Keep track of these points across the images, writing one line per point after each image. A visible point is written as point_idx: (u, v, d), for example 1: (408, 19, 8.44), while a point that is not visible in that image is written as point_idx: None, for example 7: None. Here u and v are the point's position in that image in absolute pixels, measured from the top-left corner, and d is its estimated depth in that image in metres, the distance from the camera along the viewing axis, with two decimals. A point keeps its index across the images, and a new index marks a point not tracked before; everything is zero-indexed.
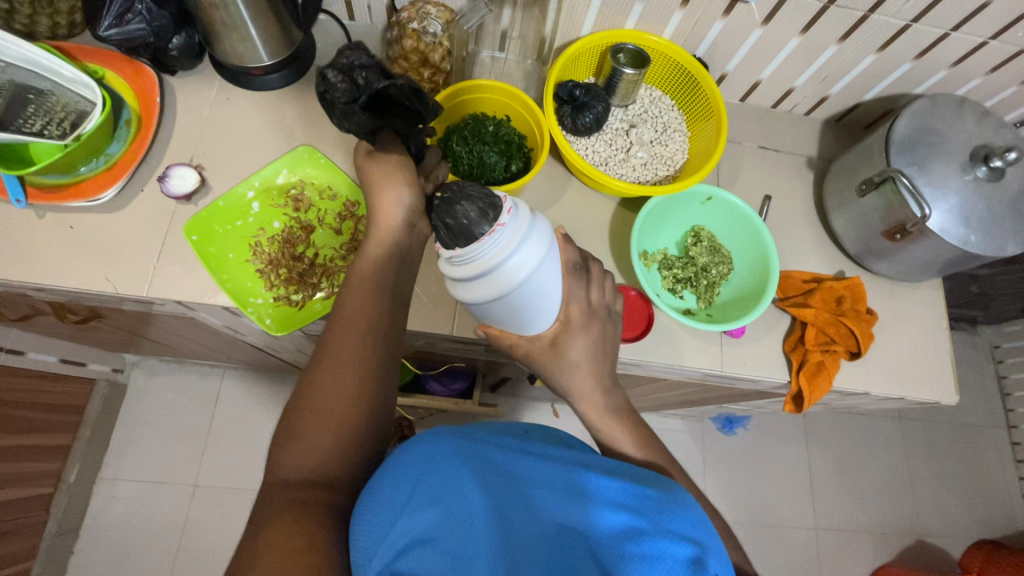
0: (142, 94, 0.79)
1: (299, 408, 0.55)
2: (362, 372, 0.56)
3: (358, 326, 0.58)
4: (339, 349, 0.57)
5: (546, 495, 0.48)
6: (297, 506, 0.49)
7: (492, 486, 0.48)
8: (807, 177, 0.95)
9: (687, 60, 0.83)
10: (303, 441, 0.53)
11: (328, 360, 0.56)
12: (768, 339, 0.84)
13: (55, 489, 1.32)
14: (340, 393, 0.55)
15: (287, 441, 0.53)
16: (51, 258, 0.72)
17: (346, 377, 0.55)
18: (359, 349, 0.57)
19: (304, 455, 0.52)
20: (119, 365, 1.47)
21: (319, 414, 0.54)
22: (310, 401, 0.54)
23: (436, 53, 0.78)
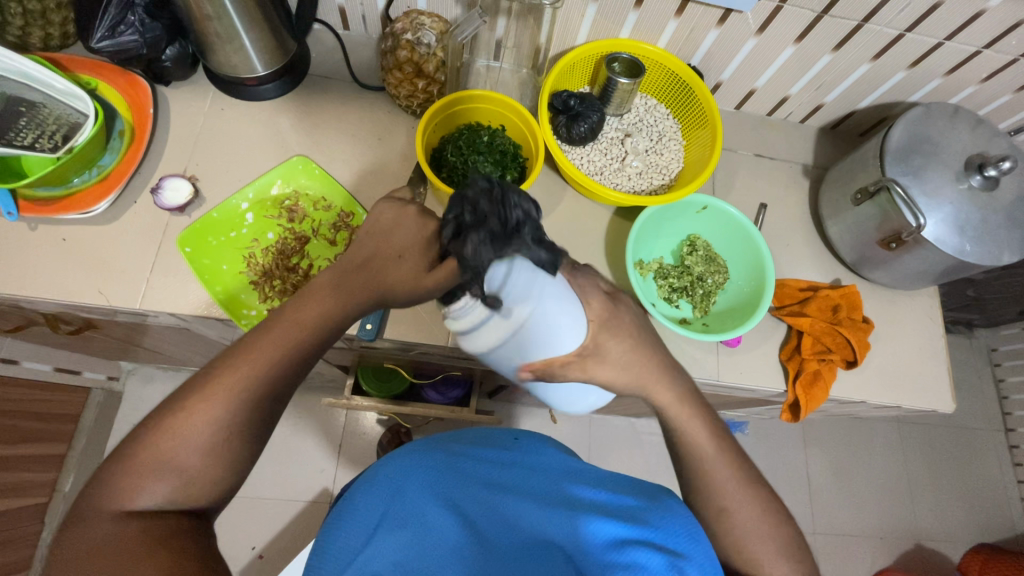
0: (135, 104, 0.78)
1: (176, 414, 0.48)
2: (244, 415, 0.50)
3: (263, 360, 0.52)
4: (236, 371, 0.51)
5: (527, 506, 0.51)
6: (145, 551, 0.43)
7: (473, 498, 0.51)
8: (803, 185, 0.96)
9: (682, 69, 0.83)
10: (175, 461, 0.48)
11: (235, 375, 0.50)
12: (766, 347, 0.84)
13: (50, 498, 1.32)
14: (209, 426, 0.49)
15: (149, 461, 0.47)
16: (43, 271, 0.71)
17: (223, 412, 0.49)
18: (272, 381, 0.52)
19: (158, 480, 0.47)
20: (114, 373, 1.46)
21: (182, 443, 0.48)
22: (182, 424, 0.48)
23: (430, 63, 0.77)
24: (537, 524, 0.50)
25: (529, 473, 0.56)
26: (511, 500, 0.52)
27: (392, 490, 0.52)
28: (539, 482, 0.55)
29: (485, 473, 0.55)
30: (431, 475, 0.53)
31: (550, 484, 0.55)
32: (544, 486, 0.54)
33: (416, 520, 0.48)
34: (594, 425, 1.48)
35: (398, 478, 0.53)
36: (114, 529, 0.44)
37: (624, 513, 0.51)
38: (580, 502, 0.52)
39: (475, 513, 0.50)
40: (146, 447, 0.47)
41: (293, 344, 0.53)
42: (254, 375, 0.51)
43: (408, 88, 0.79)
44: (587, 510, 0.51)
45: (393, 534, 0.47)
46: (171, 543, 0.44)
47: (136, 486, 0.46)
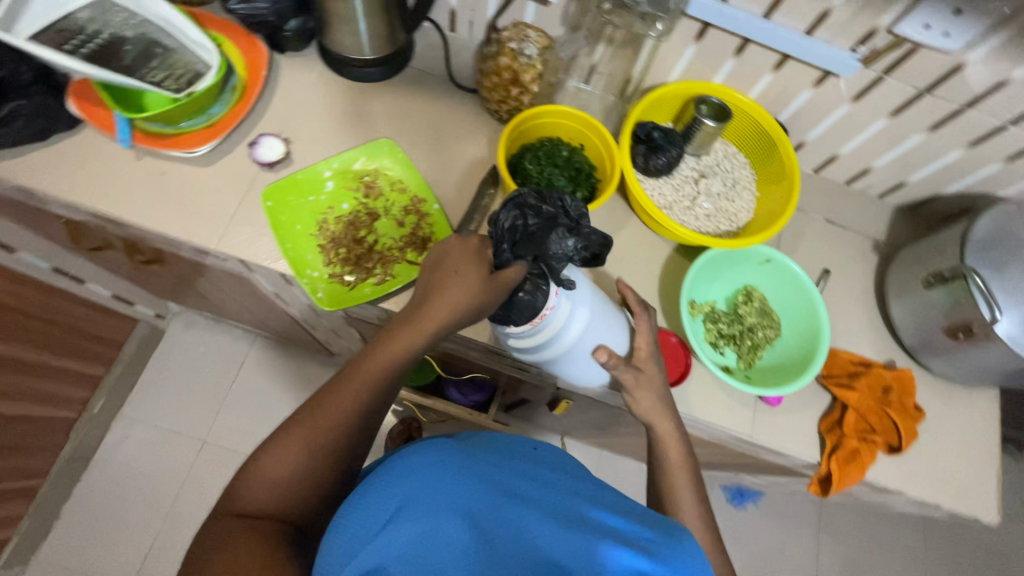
0: (251, 64, 0.84)
1: (282, 432, 0.57)
2: (328, 434, 0.56)
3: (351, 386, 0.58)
4: (330, 394, 0.58)
5: (544, 520, 0.50)
6: (234, 544, 0.48)
7: (485, 503, 0.51)
8: (871, 260, 0.93)
9: (769, 123, 0.84)
10: (262, 475, 0.54)
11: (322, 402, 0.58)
12: (804, 415, 0.82)
13: (79, 415, 1.48)
14: (299, 444, 0.55)
15: (247, 474, 0.55)
16: (135, 197, 0.77)
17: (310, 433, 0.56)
18: (350, 403, 0.57)
19: (253, 489, 0.54)
20: (162, 313, 1.65)
21: (276, 457, 0.55)
22: (279, 441, 0.56)
23: (528, 74, 0.80)
24: (552, 540, 0.48)
25: (549, 489, 0.55)
26: (527, 512, 0.50)
27: (407, 480, 0.53)
28: (557, 500, 0.54)
29: (506, 481, 0.54)
30: (449, 471, 0.53)
31: (571, 506, 0.53)
32: (563, 505, 0.53)
33: (429, 514, 0.49)
34: (603, 461, 1.45)
35: (413, 470, 0.54)
36: (221, 526, 0.51)
37: (643, 546, 0.49)
38: (598, 526, 0.50)
39: (487, 519, 0.49)
40: (243, 464, 0.55)
41: (371, 372, 0.58)
42: (338, 399, 0.57)
43: (501, 94, 0.82)
44: (605, 535, 0.49)
45: (400, 524, 0.48)
46: (257, 536, 0.50)
47: (240, 496, 0.54)
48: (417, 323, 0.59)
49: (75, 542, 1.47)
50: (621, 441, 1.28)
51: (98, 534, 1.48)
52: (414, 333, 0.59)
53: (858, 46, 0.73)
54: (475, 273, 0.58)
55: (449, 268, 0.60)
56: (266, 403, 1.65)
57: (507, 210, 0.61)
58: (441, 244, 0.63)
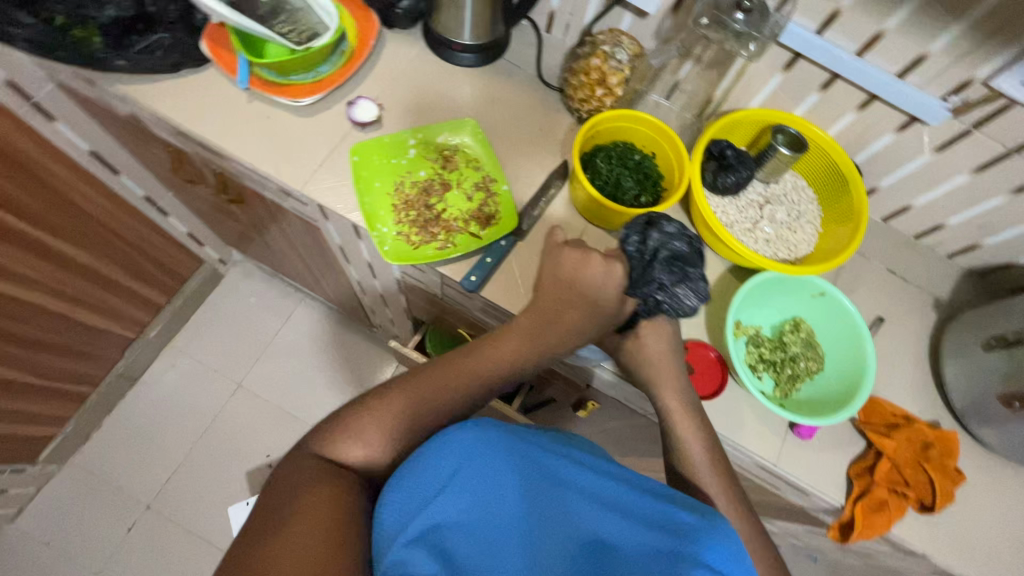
0: (362, 35, 0.92)
1: (391, 398, 0.68)
2: (435, 412, 0.69)
3: (461, 377, 0.71)
4: (442, 379, 0.71)
5: (585, 500, 0.55)
6: (326, 485, 0.59)
7: (530, 482, 0.56)
8: (929, 317, 0.91)
9: (844, 161, 0.84)
10: (360, 430, 0.66)
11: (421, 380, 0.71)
12: (834, 456, 0.80)
13: (137, 336, 1.60)
14: (409, 413, 0.68)
15: (354, 429, 0.66)
16: (240, 133, 0.86)
17: (421, 407, 0.68)
18: (448, 391, 0.70)
19: (357, 442, 0.65)
20: (225, 259, 1.76)
21: (385, 420, 0.67)
22: (390, 406, 0.68)
23: (614, 77, 0.84)
24: (592, 522, 0.53)
25: (585, 470, 0.58)
26: (567, 493, 0.55)
27: (453, 456, 0.56)
28: (593, 483, 0.57)
29: (546, 461, 0.58)
30: (494, 447, 0.57)
31: (607, 485, 0.57)
32: (600, 484, 0.57)
33: (480, 490, 0.55)
34: None
35: (463, 444, 0.57)
36: (317, 465, 0.62)
37: (678, 527, 0.52)
38: (633, 510, 0.54)
39: (531, 498, 0.55)
40: (348, 421, 0.67)
41: (467, 369, 0.72)
42: (435, 383, 0.70)
43: (585, 93, 0.86)
44: (640, 520, 0.53)
45: (455, 497, 0.54)
46: (341, 481, 0.61)
47: (338, 446, 0.65)
48: (515, 339, 0.74)
49: (109, 453, 1.58)
50: (638, 459, 1.27)
51: (132, 449, 1.59)
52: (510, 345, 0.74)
53: (950, 95, 0.74)
54: (587, 306, 0.73)
55: (552, 294, 0.74)
56: (302, 360, 1.73)
57: (664, 243, 0.72)
58: (572, 255, 0.75)
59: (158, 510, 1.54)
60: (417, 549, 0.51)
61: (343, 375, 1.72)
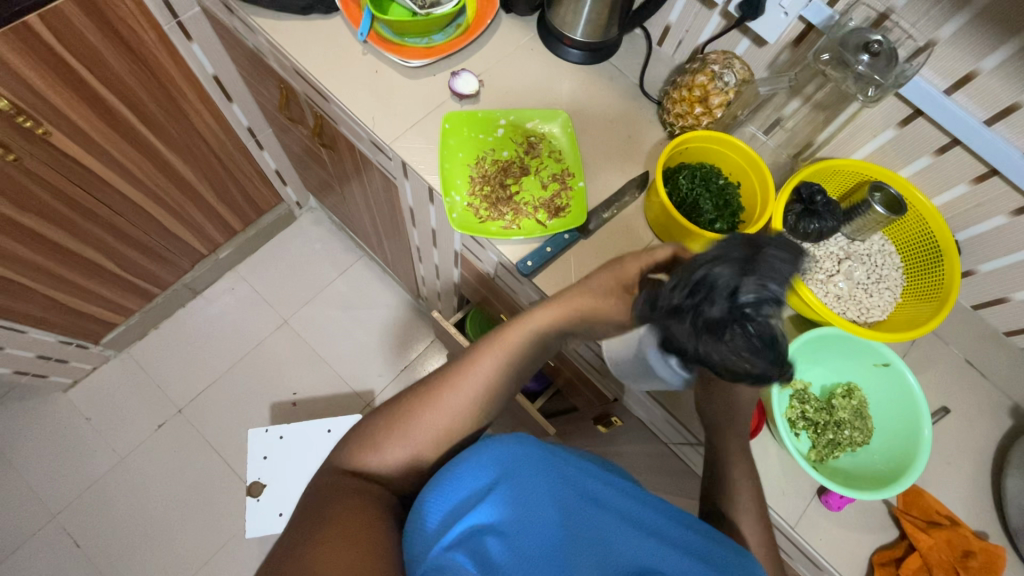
0: (481, 12, 0.95)
1: (404, 411, 0.68)
2: (450, 416, 0.68)
3: (474, 380, 0.69)
4: (454, 382, 0.69)
5: (621, 522, 0.57)
6: (353, 500, 0.59)
7: (571, 503, 0.57)
8: (1001, 421, 0.84)
9: (944, 232, 0.79)
10: (380, 445, 0.66)
11: (433, 389, 0.69)
12: (860, 537, 0.75)
13: (209, 254, 1.72)
14: (425, 422, 0.67)
15: (369, 446, 0.67)
16: (348, 81, 0.91)
17: (436, 416, 0.67)
18: (461, 393, 0.69)
19: (376, 458, 0.66)
20: (301, 203, 1.87)
21: (399, 433, 0.67)
22: (404, 419, 0.67)
23: (717, 98, 0.83)
24: (629, 548, 0.55)
25: (620, 496, 0.59)
26: (604, 516, 0.57)
27: (501, 466, 0.57)
28: (625, 509, 0.58)
29: (586, 482, 0.59)
30: (539, 462, 0.58)
31: (635, 508, 0.59)
32: (634, 508, 0.59)
33: (521, 505, 0.55)
34: None
35: (503, 458, 0.57)
36: (344, 480, 0.63)
37: (709, 557, 0.56)
38: (665, 535, 0.57)
39: (570, 519, 0.56)
40: (363, 439, 0.67)
41: (482, 372, 0.70)
42: (449, 390, 0.69)
43: (684, 108, 0.85)
44: (672, 546, 0.56)
45: (500, 506, 0.55)
46: (367, 496, 0.61)
47: (361, 461, 0.66)
48: (528, 341, 0.71)
49: (159, 352, 1.70)
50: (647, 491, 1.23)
51: (179, 355, 1.71)
52: (524, 347, 0.72)
53: None
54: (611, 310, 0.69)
55: (563, 303, 0.71)
56: (346, 312, 1.80)
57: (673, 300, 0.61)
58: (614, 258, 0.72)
59: (188, 416, 1.64)
60: (460, 553, 0.52)
61: (380, 337, 1.78)
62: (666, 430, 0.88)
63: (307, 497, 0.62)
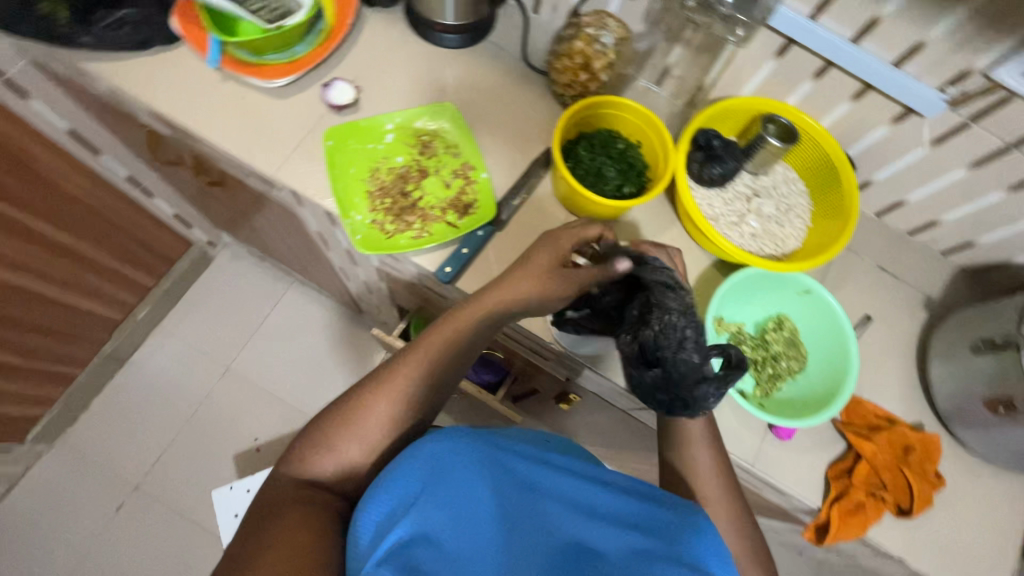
0: (341, 13, 0.89)
1: (354, 407, 0.66)
2: (404, 407, 0.67)
3: (425, 369, 0.68)
4: (404, 373, 0.67)
5: (558, 505, 0.54)
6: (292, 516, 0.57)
7: (509, 490, 0.55)
8: (918, 316, 0.89)
9: (836, 151, 0.81)
10: (331, 446, 0.64)
11: (385, 383, 0.67)
12: (814, 457, 0.79)
13: (125, 318, 1.59)
14: (379, 417, 0.66)
15: (322, 447, 0.64)
16: (211, 114, 0.83)
17: (389, 410, 0.66)
18: (413, 383, 0.67)
19: (330, 459, 0.64)
20: (213, 242, 1.74)
21: (353, 430, 0.65)
22: (356, 416, 0.65)
23: (599, 61, 0.81)
24: (568, 530, 0.52)
25: (559, 478, 0.57)
26: (542, 499, 0.55)
27: (433, 465, 0.54)
28: (564, 491, 0.56)
29: (523, 469, 0.57)
30: (474, 456, 0.56)
31: (576, 488, 0.56)
32: (574, 489, 0.56)
33: (457, 502, 0.52)
34: None
35: (438, 454, 0.55)
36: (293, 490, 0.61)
37: (653, 526, 0.53)
38: (606, 513, 0.54)
39: (510, 508, 0.54)
40: (313, 441, 0.65)
41: (432, 361, 0.68)
42: (402, 383, 0.67)
43: (569, 77, 0.83)
44: (612, 522, 0.53)
45: (433, 509, 0.51)
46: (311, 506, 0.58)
47: (310, 465, 0.64)
48: (474, 328, 0.68)
49: (96, 432, 1.58)
50: (622, 452, 1.25)
51: (120, 429, 1.59)
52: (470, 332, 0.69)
53: (947, 86, 0.70)
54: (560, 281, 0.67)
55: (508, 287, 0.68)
56: (289, 344, 1.72)
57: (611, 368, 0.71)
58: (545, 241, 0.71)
59: (146, 491, 1.54)
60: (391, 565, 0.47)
61: (331, 361, 1.71)
62: (621, 400, 0.89)
63: (252, 513, 0.60)
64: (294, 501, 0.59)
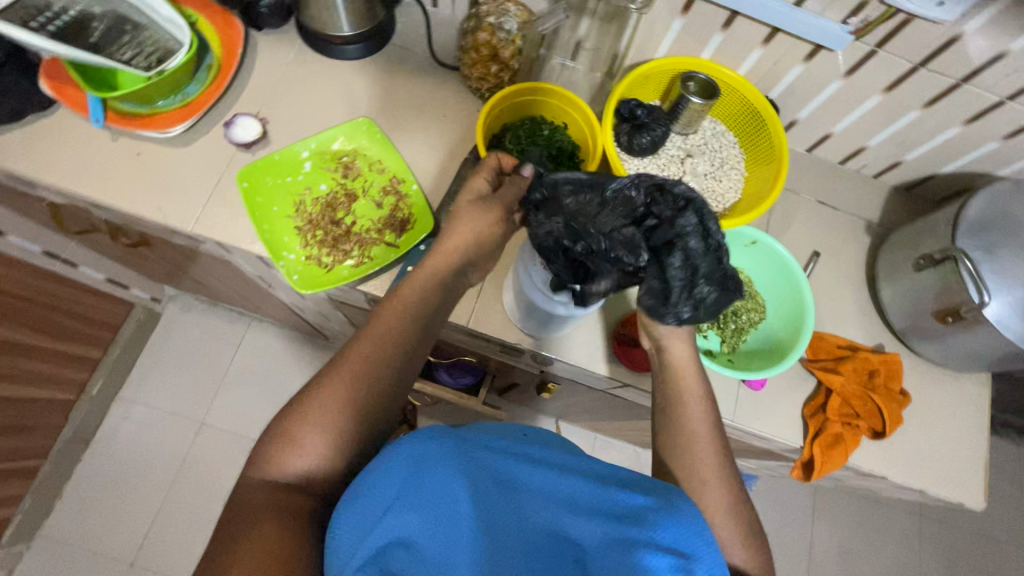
0: (228, 44, 0.83)
1: (316, 389, 0.55)
2: (373, 383, 0.56)
3: (387, 337, 0.58)
4: (366, 341, 0.58)
5: (535, 500, 0.47)
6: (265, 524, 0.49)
7: (488, 493, 0.47)
8: (863, 241, 0.91)
9: (757, 98, 0.81)
10: (299, 438, 0.53)
11: (348, 359, 0.57)
12: (788, 398, 0.81)
13: (77, 397, 1.43)
14: (346, 395, 0.55)
15: (283, 443, 0.53)
16: (110, 178, 0.77)
17: (357, 384, 0.56)
18: (379, 355, 0.57)
19: (295, 455, 0.53)
20: (157, 296, 1.58)
21: (319, 413, 0.54)
22: (320, 397, 0.55)
23: (507, 50, 0.79)
24: (545, 525, 0.46)
25: (540, 469, 0.49)
26: (526, 497, 0.47)
27: (403, 470, 0.47)
28: (546, 483, 0.48)
29: (498, 464, 0.48)
30: (450, 457, 0.47)
31: (555, 477, 0.49)
32: (555, 478, 0.48)
33: (421, 513, 0.45)
34: (594, 445, 1.44)
35: (401, 464, 0.47)
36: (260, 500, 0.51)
37: (640, 515, 0.46)
38: (590, 502, 0.47)
39: (488, 511, 0.46)
40: (273, 436, 0.54)
41: (397, 325, 0.59)
42: (367, 348, 0.57)
43: (481, 71, 0.81)
44: (592, 513, 0.46)
45: (407, 514, 0.45)
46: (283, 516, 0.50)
47: (272, 471, 0.53)
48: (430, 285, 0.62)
49: (75, 521, 1.43)
50: (613, 424, 1.26)
51: (100, 515, 1.43)
52: (429, 294, 0.62)
53: (849, 18, 0.70)
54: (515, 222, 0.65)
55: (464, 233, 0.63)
56: None
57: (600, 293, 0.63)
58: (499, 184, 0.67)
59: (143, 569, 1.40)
60: None
61: None
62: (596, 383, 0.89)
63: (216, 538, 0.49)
64: (270, 511, 0.50)
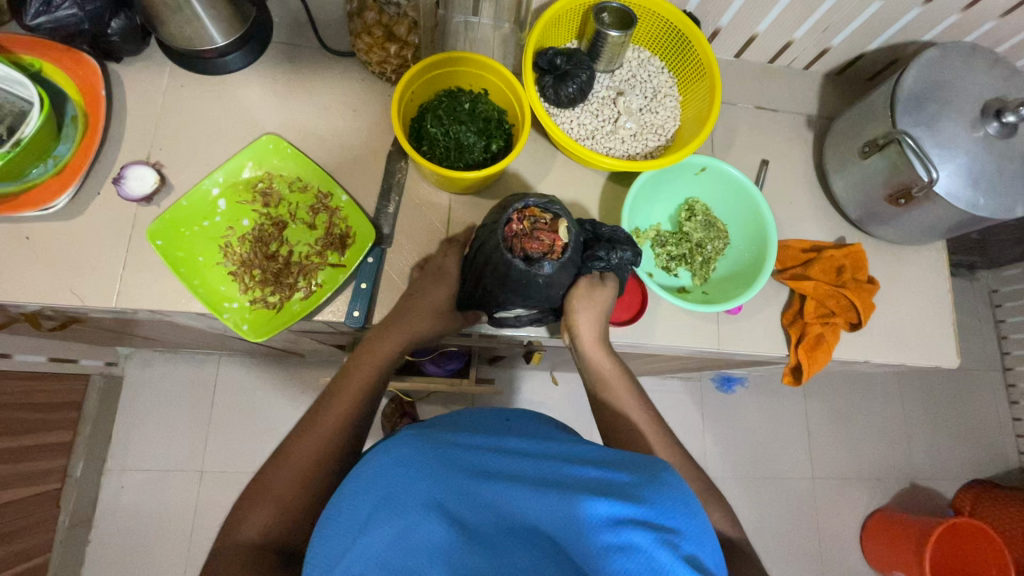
0: (85, 87, 0.73)
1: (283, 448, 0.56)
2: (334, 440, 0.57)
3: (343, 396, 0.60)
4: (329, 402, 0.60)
5: (515, 488, 0.42)
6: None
7: (461, 490, 0.42)
8: (807, 137, 0.90)
9: (676, 16, 0.76)
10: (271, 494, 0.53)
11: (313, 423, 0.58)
12: (766, 312, 0.82)
13: (62, 484, 1.24)
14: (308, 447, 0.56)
15: (251, 501, 0.53)
16: (6, 272, 0.68)
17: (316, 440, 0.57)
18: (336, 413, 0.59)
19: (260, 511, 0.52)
20: (111, 358, 1.36)
21: (287, 468, 0.55)
22: (286, 456, 0.55)
23: (401, 26, 0.71)
24: (527, 513, 0.40)
25: (517, 460, 0.45)
26: (502, 485, 0.42)
27: (379, 479, 0.43)
28: (527, 468, 0.44)
29: (474, 460, 0.45)
30: (422, 459, 0.44)
31: (532, 466, 0.44)
32: (532, 467, 0.44)
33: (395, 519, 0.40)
34: None
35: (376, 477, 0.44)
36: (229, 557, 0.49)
37: (620, 492, 0.41)
38: (570, 482, 0.42)
39: (463, 507, 0.41)
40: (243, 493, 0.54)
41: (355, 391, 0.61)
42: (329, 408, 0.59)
43: (380, 54, 0.73)
44: (575, 490, 0.41)
45: (379, 528, 0.39)
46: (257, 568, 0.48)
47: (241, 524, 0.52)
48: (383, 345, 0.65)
49: None
50: None
51: None
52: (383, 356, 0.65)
53: None
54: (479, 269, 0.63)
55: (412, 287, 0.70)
56: None
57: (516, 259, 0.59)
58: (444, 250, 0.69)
59: None
60: None
61: None
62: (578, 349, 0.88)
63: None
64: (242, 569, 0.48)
